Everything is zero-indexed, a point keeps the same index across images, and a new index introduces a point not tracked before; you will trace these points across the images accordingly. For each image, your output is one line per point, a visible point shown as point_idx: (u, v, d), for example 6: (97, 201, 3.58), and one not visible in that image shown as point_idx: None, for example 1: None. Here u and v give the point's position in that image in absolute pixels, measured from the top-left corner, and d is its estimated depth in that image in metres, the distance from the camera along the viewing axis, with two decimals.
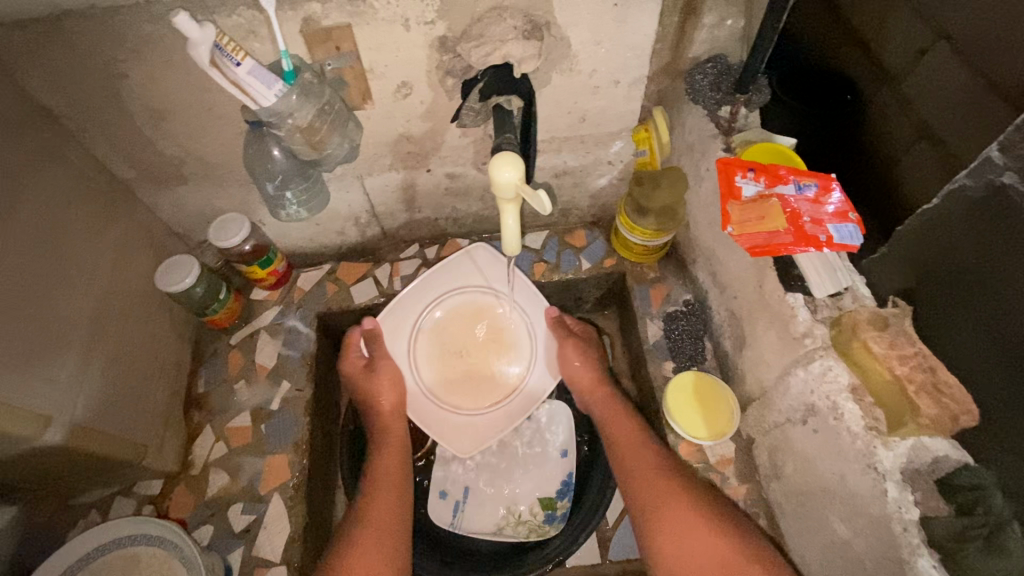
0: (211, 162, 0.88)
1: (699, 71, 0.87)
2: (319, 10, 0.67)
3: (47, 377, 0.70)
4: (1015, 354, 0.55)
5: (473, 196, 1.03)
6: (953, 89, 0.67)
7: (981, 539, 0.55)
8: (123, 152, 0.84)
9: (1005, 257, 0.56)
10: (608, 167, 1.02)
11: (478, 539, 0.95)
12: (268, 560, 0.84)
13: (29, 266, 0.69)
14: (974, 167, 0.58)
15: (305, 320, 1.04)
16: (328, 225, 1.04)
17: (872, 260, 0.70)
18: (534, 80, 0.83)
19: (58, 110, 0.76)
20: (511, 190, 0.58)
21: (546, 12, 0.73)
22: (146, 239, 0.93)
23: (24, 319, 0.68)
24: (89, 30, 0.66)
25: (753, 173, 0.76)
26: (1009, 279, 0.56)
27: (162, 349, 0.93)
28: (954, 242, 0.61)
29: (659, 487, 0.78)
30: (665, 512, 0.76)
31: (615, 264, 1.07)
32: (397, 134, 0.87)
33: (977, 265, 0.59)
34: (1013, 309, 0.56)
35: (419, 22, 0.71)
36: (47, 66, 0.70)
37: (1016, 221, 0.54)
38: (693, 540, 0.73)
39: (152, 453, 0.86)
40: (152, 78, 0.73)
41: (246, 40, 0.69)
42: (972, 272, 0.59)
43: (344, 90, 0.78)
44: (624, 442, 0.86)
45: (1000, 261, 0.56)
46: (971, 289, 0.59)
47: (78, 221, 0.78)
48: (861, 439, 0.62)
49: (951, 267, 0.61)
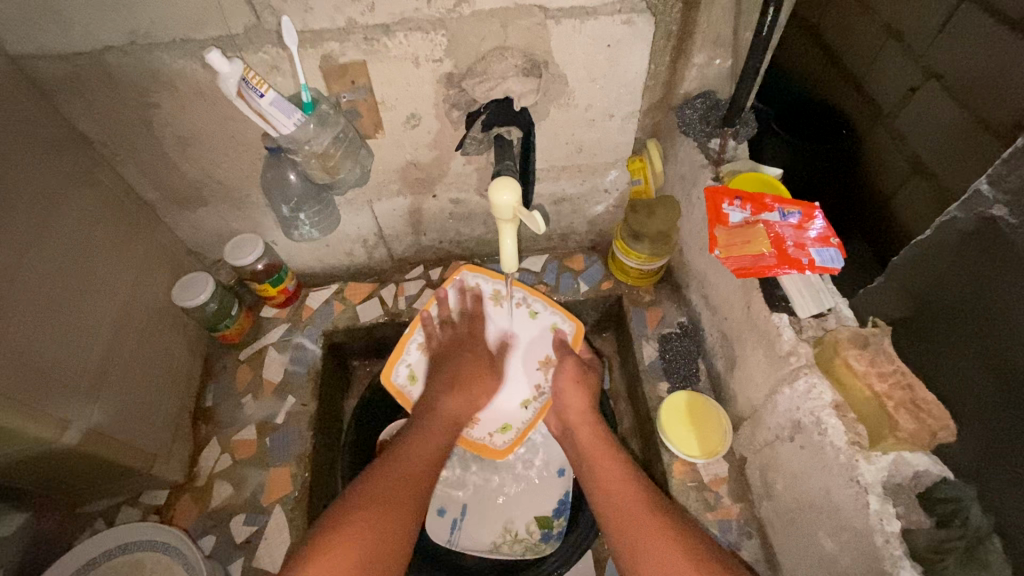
0: (231, 185, 0.94)
1: (689, 105, 0.93)
2: (337, 48, 0.74)
3: (70, 382, 0.74)
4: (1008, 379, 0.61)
5: (476, 220, 1.08)
6: (950, 124, 0.96)
7: (957, 550, 0.59)
8: (149, 175, 0.90)
9: (998, 282, 0.62)
10: (604, 195, 1.07)
11: (474, 557, 0.95)
12: (267, 571, 0.85)
13: (56, 277, 0.74)
14: (964, 200, 0.65)
15: (312, 337, 1.07)
16: (338, 246, 1.09)
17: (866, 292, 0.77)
18: (534, 113, 0.89)
19: (93, 136, 0.82)
20: (508, 212, 0.63)
21: (545, 52, 0.79)
22: (166, 257, 0.98)
23: (49, 326, 0.72)
24: (127, 64, 0.73)
25: (740, 201, 0.81)
26: (999, 300, 0.62)
27: (175, 361, 0.97)
28: (945, 274, 0.68)
29: (645, 522, 0.72)
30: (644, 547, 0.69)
31: (612, 287, 1.11)
32: (405, 162, 0.93)
33: (968, 291, 0.65)
34: (1005, 328, 0.62)
35: (428, 59, 0.77)
36: (86, 96, 0.76)
37: (1003, 250, 0.60)
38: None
39: (161, 462, 0.89)
40: (181, 107, 0.80)
41: (270, 74, 0.76)
42: (964, 298, 0.66)
43: (357, 120, 0.84)
44: (609, 480, 0.79)
45: (993, 286, 0.62)
46: (963, 312, 0.66)
47: (104, 238, 0.83)
48: (844, 453, 0.64)
49: (945, 296, 0.68)
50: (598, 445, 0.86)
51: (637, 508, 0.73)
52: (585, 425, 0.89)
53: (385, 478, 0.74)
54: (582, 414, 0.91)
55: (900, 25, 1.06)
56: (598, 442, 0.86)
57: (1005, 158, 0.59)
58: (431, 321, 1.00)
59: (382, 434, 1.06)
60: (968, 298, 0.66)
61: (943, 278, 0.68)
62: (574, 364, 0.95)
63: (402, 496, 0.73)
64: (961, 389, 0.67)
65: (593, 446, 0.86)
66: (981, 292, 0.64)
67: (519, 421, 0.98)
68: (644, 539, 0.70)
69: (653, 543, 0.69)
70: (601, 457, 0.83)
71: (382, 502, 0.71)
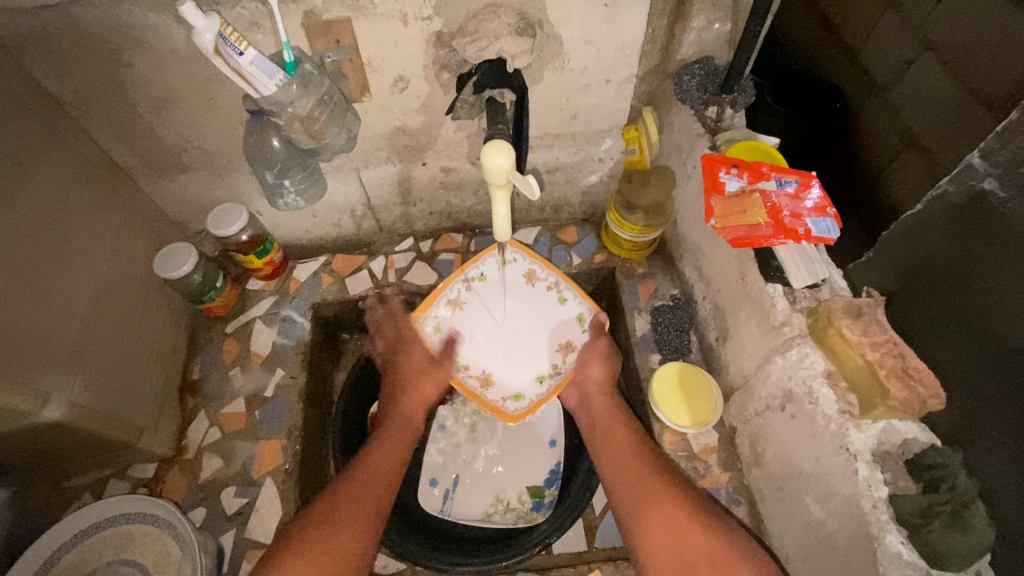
0: (212, 151, 0.90)
1: (688, 71, 0.91)
2: (320, 4, 0.70)
3: (48, 354, 0.72)
4: (997, 354, 0.62)
5: (467, 190, 1.05)
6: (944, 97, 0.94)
7: (946, 515, 0.58)
8: (125, 139, 0.86)
9: (986, 257, 0.61)
10: (598, 164, 1.05)
11: (467, 525, 0.96)
12: (259, 543, 0.85)
13: (28, 246, 0.70)
14: (955, 173, 0.63)
15: (300, 310, 1.05)
16: (325, 217, 1.06)
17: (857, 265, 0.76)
18: (527, 76, 0.85)
19: (63, 98, 0.78)
20: (501, 177, 0.60)
21: (539, 11, 0.76)
22: (146, 226, 0.94)
23: (26, 297, 0.69)
24: (97, 18, 0.69)
25: (737, 169, 0.80)
26: (985, 276, 0.62)
27: (159, 334, 0.95)
28: (932, 247, 0.67)
29: (650, 488, 0.73)
30: (647, 506, 0.71)
31: (605, 260, 1.10)
32: (393, 128, 0.90)
33: (955, 265, 0.65)
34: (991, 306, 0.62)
35: (417, 17, 0.74)
36: (52, 53, 0.72)
37: (992, 226, 0.60)
38: (689, 546, 0.66)
39: (148, 435, 0.87)
40: (154, 66, 0.76)
41: (248, 32, 0.72)
42: (952, 272, 0.66)
43: (343, 82, 0.80)
44: (616, 445, 0.81)
45: (982, 262, 0.62)
46: (947, 286, 0.66)
47: (78, 205, 0.80)
48: (834, 421, 0.65)
49: (932, 270, 0.68)
50: (612, 416, 0.86)
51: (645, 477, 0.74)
52: (600, 397, 0.89)
53: (351, 493, 0.75)
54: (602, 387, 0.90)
55: None
56: (612, 415, 0.86)
57: (999, 131, 0.58)
58: (466, 282, 0.96)
59: None
60: (956, 272, 0.65)
61: (931, 251, 0.68)
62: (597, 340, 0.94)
63: (376, 494, 0.76)
64: (947, 357, 0.68)
65: (604, 418, 0.86)
66: (968, 267, 0.64)
67: (533, 391, 0.97)
68: (644, 502, 0.72)
69: (656, 506, 0.71)
70: (610, 426, 0.84)
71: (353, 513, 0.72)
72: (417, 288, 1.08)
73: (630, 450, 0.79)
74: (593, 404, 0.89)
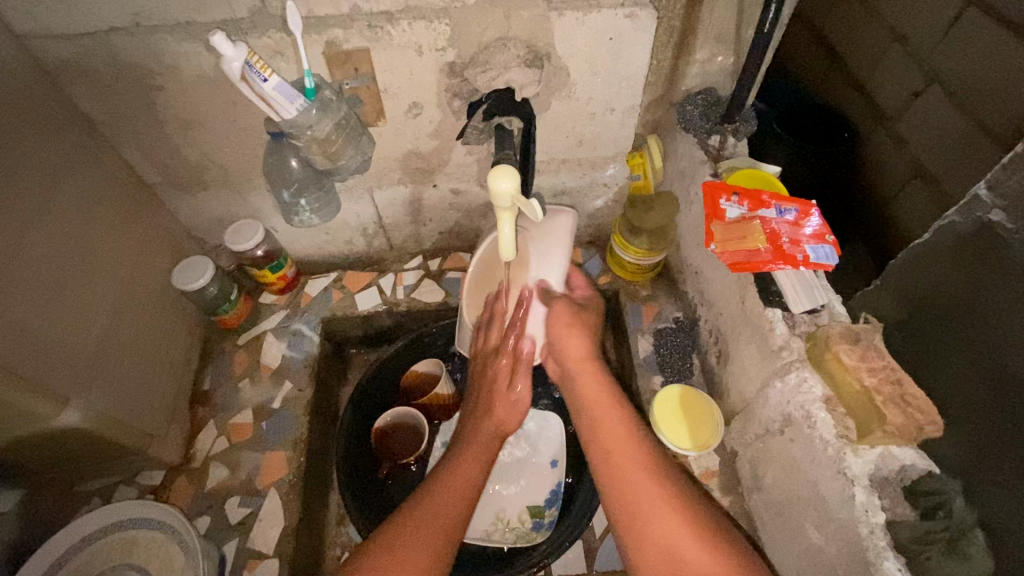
0: (233, 171, 0.94)
1: (690, 102, 0.95)
2: (341, 35, 0.74)
3: (67, 361, 0.74)
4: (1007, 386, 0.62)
5: (476, 211, 1.08)
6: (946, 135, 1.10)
7: (942, 543, 0.58)
8: (152, 158, 0.91)
9: (989, 287, 0.63)
10: (603, 189, 1.08)
11: (466, 544, 0.95)
12: (261, 553, 0.86)
13: (56, 256, 0.74)
14: (961, 204, 0.65)
15: (310, 324, 1.08)
16: (337, 235, 1.10)
17: (867, 292, 0.79)
18: (536, 104, 0.89)
19: (97, 118, 0.83)
20: (506, 200, 0.62)
21: (547, 44, 0.80)
22: (166, 241, 0.98)
23: (49, 304, 0.72)
24: (133, 46, 0.74)
25: (737, 197, 0.82)
26: (990, 311, 0.63)
27: (173, 344, 0.98)
28: (933, 279, 0.69)
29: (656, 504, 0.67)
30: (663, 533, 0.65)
31: (609, 282, 1.12)
32: (406, 151, 0.93)
33: (958, 296, 0.67)
34: (991, 331, 0.63)
35: (431, 48, 0.77)
36: (89, 76, 0.77)
37: (998, 257, 0.61)
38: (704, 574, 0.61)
39: (157, 443, 0.90)
40: (184, 91, 0.80)
41: (273, 60, 0.76)
42: (956, 304, 0.67)
43: (359, 107, 0.84)
44: (612, 443, 0.74)
45: (983, 293, 0.64)
46: (954, 315, 0.68)
47: (105, 218, 0.84)
48: (832, 446, 0.65)
49: (938, 300, 0.69)
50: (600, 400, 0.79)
51: (652, 488, 0.69)
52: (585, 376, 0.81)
53: (445, 497, 0.72)
54: (582, 361, 0.81)
55: (903, 31, 1.20)
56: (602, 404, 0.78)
57: (1004, 163, 0.58)
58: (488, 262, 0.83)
59: (379, 421, 1.02)
60: (963, 302, 0.66)
61: (931, 280, 0.70)
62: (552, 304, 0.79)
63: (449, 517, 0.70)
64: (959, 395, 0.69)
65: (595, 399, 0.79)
66: (974, 298, 0.65)
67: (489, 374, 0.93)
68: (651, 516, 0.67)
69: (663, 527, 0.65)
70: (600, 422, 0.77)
71: (437, 524, 0.68)
72: (425, 305, 1.11)
73: (635, 453, 0.72)
74: (586, 395, 0.80)
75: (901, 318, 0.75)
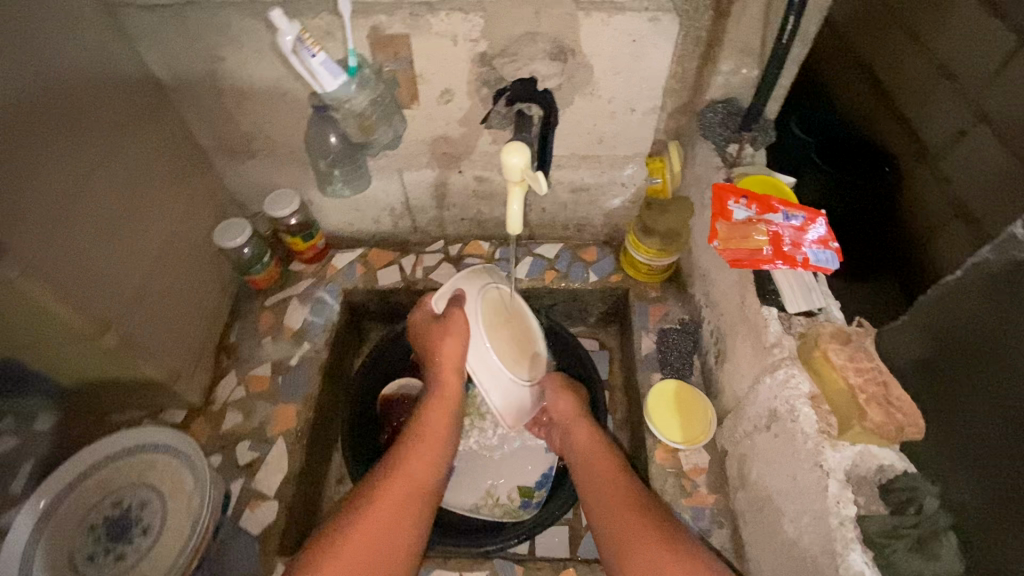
0: (277, 141, 1.03)
1: (711, 109, 0.97)
2: (385, 21, 0.82)
3: (115, 291, 0.83)
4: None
5: (497, 200, 1.14)
6: None
7: (909, 538, 0.59)
8: (207, 123, 1.00)
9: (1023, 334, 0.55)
10: (621, 188, 1.12)
11: (455, 514, 0.99)
12: (262, 494, 0.92)
13: (118, 197, 0.83)
14: (997, 241, 0.59)
15: (332, 293, 1.15)
16: (366, 212, 1.17)
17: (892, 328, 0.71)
18: (559, 99, 0.94)
19: (164, 82, 0.93)
20: (517, 174, 0.67)
21: (573, 41, 0.85)
22: (211, 201, 1.07)
23: (108, 238, 0.81)
24: (202, 18, 0.83)
25: (746, 200, 0.84)
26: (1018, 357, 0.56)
27: (207, 296, 1.06)
28: (967, 314, 0.62)
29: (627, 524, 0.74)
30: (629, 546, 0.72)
31: (620, 281, 1.15)
32: (436, 135, 1.00)
33: (987, 339, 0.60)
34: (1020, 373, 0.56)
35: (465, 38, 0.84)
36: (162, 43, 0.87)
37: None
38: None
39: (183, 382, 0.97)
40: (242, 63, 0.89)
41: (322, 40, 0.84)
42: (983, 346, 0.60)
43: (396, 90, 0.91)
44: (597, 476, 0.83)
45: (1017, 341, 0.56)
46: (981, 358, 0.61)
47: (161, 171, 0.93)
48: (811, 439, 0.66)
49: (965, 336, 0.62)
50: (592, 447, 0.89)
51: (629, 512, 0.75)
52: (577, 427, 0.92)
53: (407, 470, 0.80)
54: (575, 417, 0.93)
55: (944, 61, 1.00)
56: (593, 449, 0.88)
57: None
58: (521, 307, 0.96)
59: (388, 387, 1.10)
60: (982, 344, 0.60)
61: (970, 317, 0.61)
62: (556, 373, 0.97)
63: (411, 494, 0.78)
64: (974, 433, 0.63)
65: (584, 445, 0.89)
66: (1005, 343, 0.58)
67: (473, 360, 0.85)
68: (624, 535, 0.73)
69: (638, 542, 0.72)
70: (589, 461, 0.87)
71: (401, 503, 0.77)
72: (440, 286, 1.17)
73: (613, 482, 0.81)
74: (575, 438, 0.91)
75: (933, 357, 0.66)
